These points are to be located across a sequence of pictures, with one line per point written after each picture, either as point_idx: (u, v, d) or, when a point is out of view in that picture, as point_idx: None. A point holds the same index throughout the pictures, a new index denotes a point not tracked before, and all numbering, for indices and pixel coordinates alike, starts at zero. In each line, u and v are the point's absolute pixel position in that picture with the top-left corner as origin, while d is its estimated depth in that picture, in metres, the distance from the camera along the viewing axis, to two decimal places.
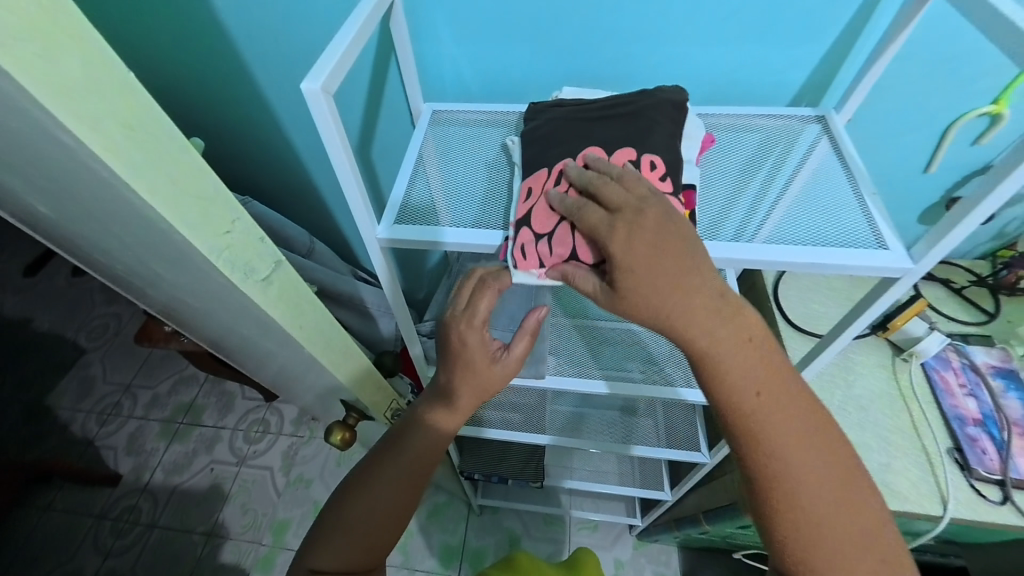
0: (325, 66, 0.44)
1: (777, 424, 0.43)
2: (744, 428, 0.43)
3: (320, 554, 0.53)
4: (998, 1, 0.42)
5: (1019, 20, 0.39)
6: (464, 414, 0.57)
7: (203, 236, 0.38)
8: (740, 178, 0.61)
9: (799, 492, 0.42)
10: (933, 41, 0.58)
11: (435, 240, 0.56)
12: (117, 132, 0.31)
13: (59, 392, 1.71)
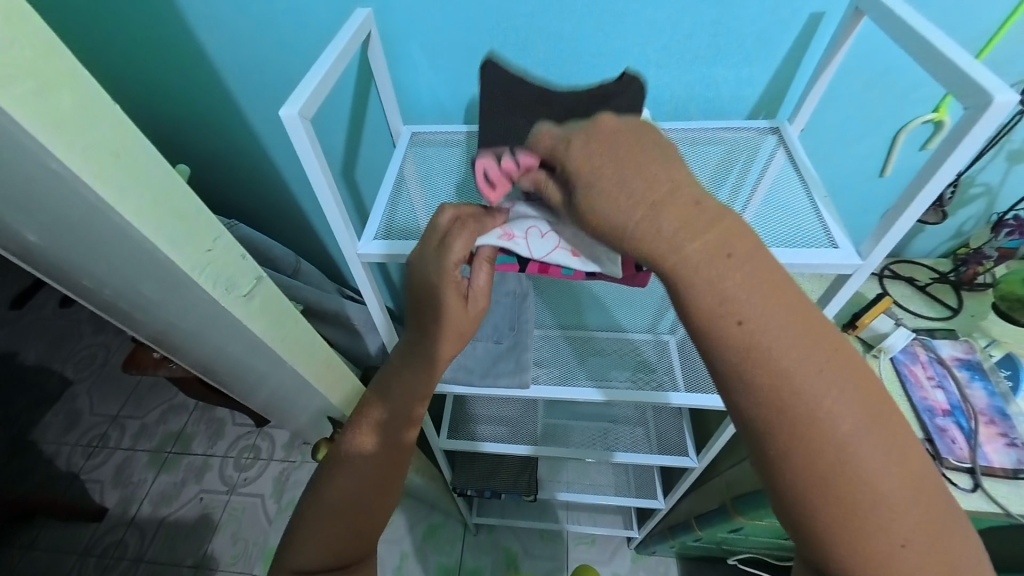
0: (304, 91, 0.43)
1: (819, 383, 0.33)
2: (753, 372, 0.34)
3: (302, 550, 0.50)
4: (915, 19, 0.46)
5: (931, 36, 0.43)
6: (443, 370, 0.55)
7: (188, 256, 0.38)
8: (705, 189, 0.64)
9: (812, 460, 0.33)
10: (872, 56, 0.62)
11: None
12: (103, 159, 0.30)
13: (44, 426, 1.68)
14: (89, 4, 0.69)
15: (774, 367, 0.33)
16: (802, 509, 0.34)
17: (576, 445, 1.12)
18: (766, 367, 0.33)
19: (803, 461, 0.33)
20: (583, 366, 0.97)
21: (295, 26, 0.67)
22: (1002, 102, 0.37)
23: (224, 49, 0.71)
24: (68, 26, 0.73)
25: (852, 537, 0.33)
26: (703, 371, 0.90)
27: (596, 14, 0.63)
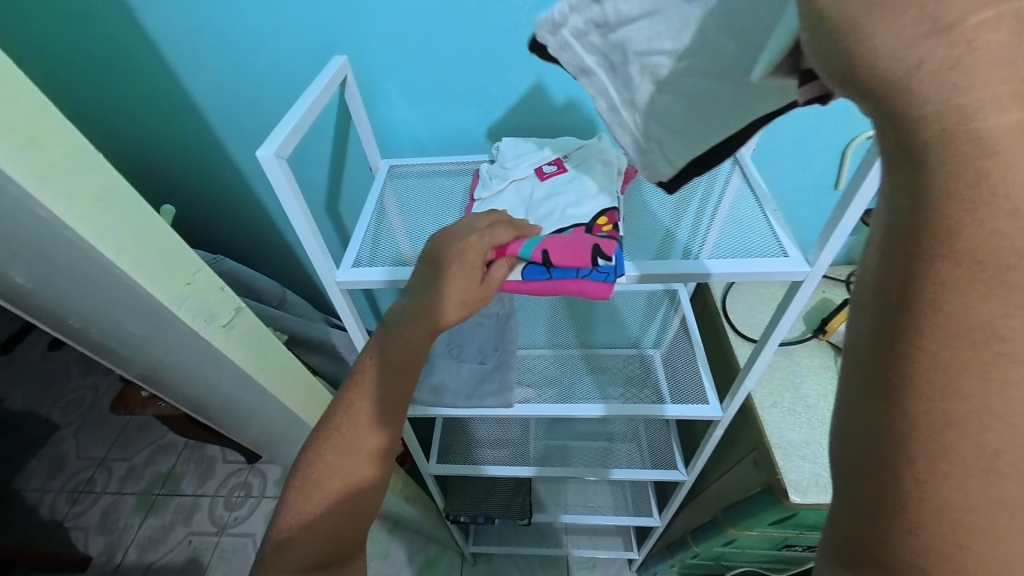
0: (281, 133, 0.47)
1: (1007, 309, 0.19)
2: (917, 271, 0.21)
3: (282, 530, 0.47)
4: None
5: None
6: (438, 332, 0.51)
7: (168, 290, 0.40)
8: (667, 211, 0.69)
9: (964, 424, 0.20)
10: None
11: None
12: (87, 202, 0.33)
13: (28, 473, 1.65)
14: (85, 60, 0.74)
15: (941, 289, 0.20)
16: (874, 494, 0.23)
17: (576, 463, 1.12)
18: (932, 284, 0.20)
19: (930, 450, 0.21)
20: (579, 382, 0.98)
21: (280, 73, 0.72)
22: None
23: (213, 96, 0.76)
24: (63, 79, 0.77)
25: (996, 553, 0.20)
26: (686, 382, 0.92)
27: None
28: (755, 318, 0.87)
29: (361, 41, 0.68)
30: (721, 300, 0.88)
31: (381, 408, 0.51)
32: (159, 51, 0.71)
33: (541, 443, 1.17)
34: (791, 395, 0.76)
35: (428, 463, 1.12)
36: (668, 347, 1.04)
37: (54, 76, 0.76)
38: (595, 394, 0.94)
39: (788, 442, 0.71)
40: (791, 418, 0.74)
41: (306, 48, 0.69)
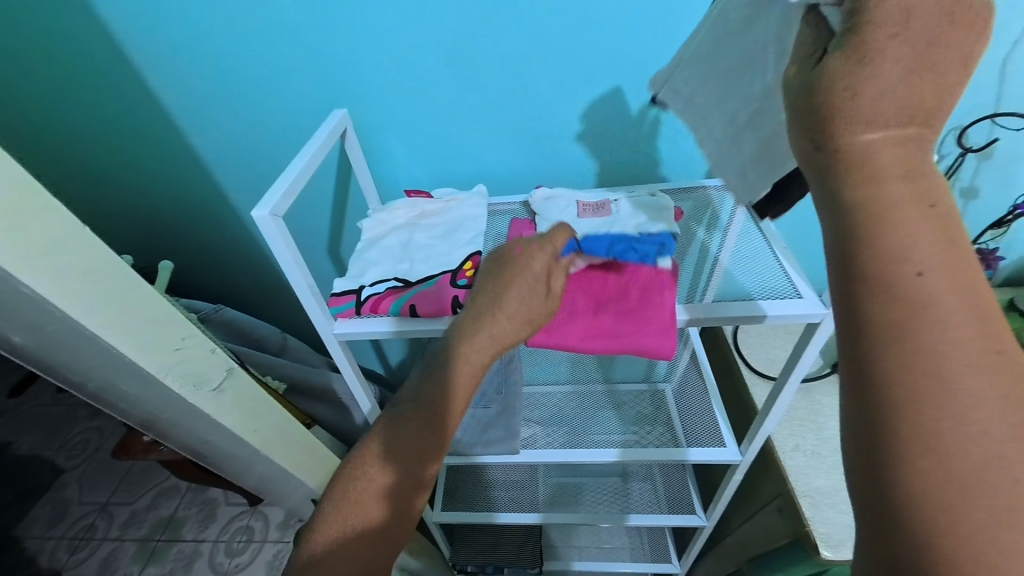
0: (277, 191, 0.47)
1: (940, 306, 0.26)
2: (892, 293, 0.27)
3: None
4: None
5: None
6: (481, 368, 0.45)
7: (153, 356, 0.39)
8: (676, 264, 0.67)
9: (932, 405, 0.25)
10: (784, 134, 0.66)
11: (441, 328, 0.54)
12: (71, 276, 0.32)
13: (30, 520, 1.60)
14: (94, 114, 0.76)
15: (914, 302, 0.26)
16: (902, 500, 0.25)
17: (585, 510, 1.09)
18: (905, 300, 0.26)
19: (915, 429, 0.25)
20: (585, 425, 0.96)
21: (283, 126, 0.73)
22: None
23: (216, 149, 0.77)
24: (73, 131, 0.79)
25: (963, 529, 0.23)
26: (700, 421, 0.88)
27: (554, 97, 0.68)
28: (768, 353, 0.83)
29: (360, 95, 0.70)
30: (733, 334, 0.85)
31: (402, 444, 0.42)
32: (166, 110, 0.73)
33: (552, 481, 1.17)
34: (813, 436, 0.72)
35: (432, 512, 1.07)
36: (679, 380, 1.02)
37: (70, 134, 0.79)
38: (606, 438, 0.91)
39: (813, 490, 0.67)
40: (816, 463, 0.70)
41: (307, 103, 0.70)
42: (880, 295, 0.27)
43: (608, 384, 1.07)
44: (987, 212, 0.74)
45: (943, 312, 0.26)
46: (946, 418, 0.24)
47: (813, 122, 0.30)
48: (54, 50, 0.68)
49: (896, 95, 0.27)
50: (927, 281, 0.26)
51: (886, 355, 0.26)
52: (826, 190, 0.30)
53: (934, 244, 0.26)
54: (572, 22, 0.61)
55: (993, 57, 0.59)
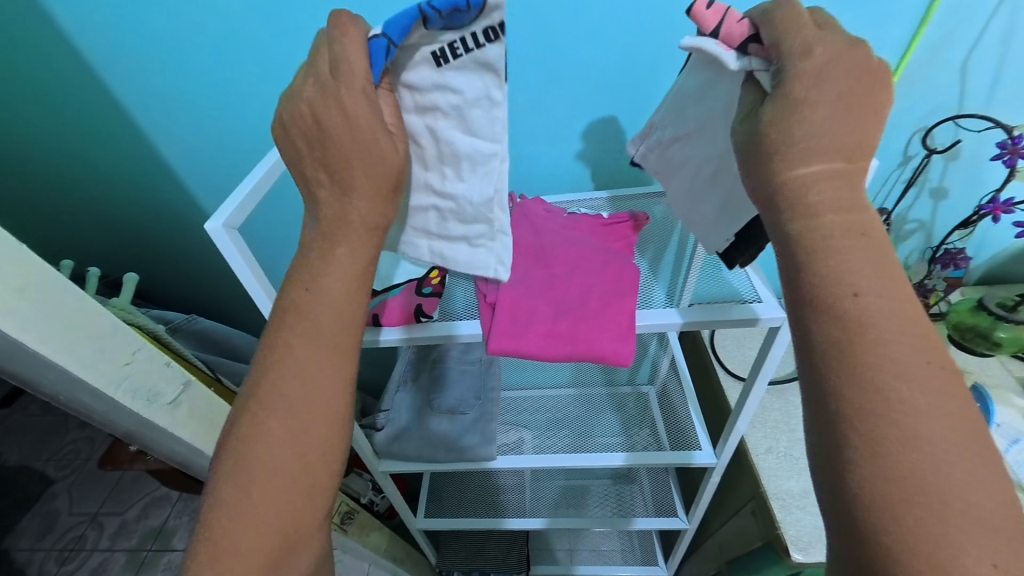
0: (232, 204, 0.47)
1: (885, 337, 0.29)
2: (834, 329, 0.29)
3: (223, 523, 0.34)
4: None
5: None
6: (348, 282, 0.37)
7: (100, 373, 0.39)
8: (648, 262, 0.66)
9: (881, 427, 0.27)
10: None
11: (449, 334, 0.54)
12: (9, 297, 0.32)
13: (19, 532, 1.57)
14: (60, 124, 0.75)
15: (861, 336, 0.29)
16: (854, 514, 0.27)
17: (592, 513, 1.08)
18: (852, 334, 0.29)
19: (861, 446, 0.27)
20: (589, 428, 0.97)
21: (250, 135, 0.73)
22: None
23: (184, 157, 0.77)
24: (39, 142, 0.78)
25: (909, 540, 0.25)
26: (679, 423, 0.88)
27: (518, 102, 0.68)
28: (744, 355, 0.84)
29: None
30: (709, 337, 0.85)
31: (304, 357, 0.36)
32: (132, 120, 0.73)
33: (559, 483, 1.15)
34: (787, 438, 0.72)
35: (415, 518, 1.06)
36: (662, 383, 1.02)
37: (37, 145, 0.78)
38: (610, 441, 0.93)
39: (785, 492, 0.66)
40: (788, 465, 0.70)
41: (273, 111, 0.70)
42: (822, 317, 0.30)
43: (613, 386, 1.07)
44: (955, 212, 0.75)
45: (884, 344, 0.28)
46: (891, 430, 0.27)
47: (760, 168, 0.32)
48: (17, 62, 0.68)
49: (824, 142, 0.30)
50: (859, 304, 0.29)
51: (834, 376, 0.29)
52: (772, 222, 0.33)
53: (873, 274, 0.30)
54: (532, 29, 0.61)
55: (952, 58, 0.60)
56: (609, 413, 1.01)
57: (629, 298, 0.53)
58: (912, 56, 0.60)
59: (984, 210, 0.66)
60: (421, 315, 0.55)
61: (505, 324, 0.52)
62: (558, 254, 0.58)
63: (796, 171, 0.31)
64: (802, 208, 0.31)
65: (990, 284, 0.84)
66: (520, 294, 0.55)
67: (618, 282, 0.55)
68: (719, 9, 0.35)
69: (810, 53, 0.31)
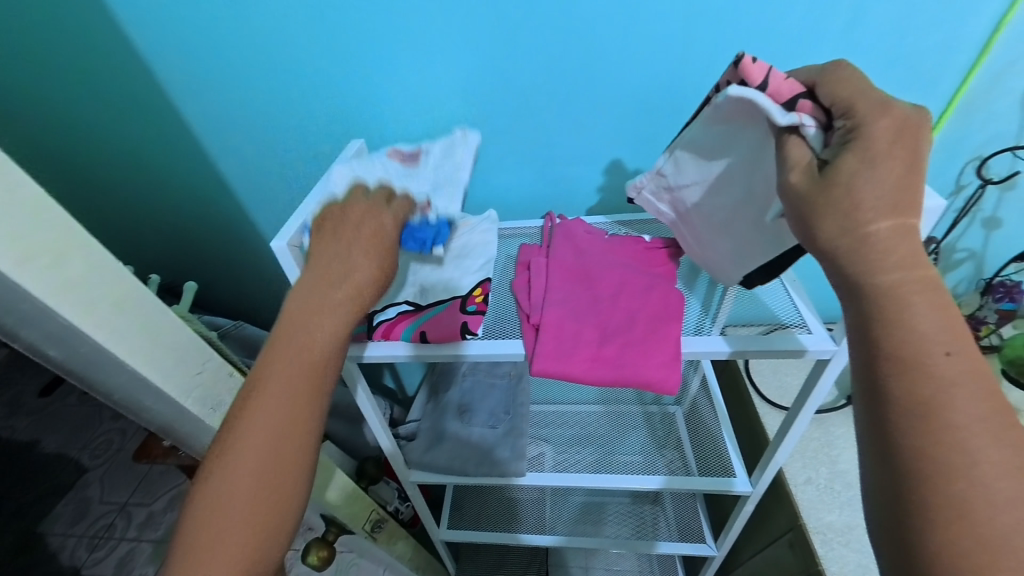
0: (294, 223, 0.50)
1: (970, 400, 0.29)
2: (915, 394, 0.30)
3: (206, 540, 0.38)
4: None
5: None
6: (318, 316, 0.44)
7: (175, 382, 0.41)
8: (687, 273, 0.65)
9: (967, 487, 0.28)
10: None
11: (458, 352, 0.56)
12: (104, 310, 0.35)
13: (53, 517, 1.60)
14: (124, 134, 0.79)
15: (938, 403, 0.30)
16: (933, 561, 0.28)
17: (609, 532, 1.05)
18: (927, 400, 0.30)
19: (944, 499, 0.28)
20: (608, 446, 0.95)
21: (306, 151, 0.77)
22: (932, 208, 0.37)
23: (236, 169, 0.81)
24: (102, 148, 0.82)
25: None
26: (710, 448, 0.86)
27: (563, 124, 0.70)
28: (781, 382, 0.83)
29: (378, 124, 0.73)
30: (744, 361, 0.84)
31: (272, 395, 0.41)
32: (190, 131, 0.77)
33: (579, 498, 1.12)
34: (826, 470, 0.71)
35: (438, 528, 1.06)
36: (691, 404, 1.00)
37: (105, 156, 0.83)
38: (633, 460, 0.91)
39: (825, 526, 0.66)
40: (829, 498, 0.69)
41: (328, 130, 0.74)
42: (903, 375, 0.31)
43: (631, 404, 1.06)
44: (1008, 244, 0.73)
45: (953, 393, 0.29)
46: (964, 479, 0.28)
47: (828, 211, 0.33)
48: (100, 82, 0.73)
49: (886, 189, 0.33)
50: (951, 360, 0.30)
51: (907, 423, 0.30)
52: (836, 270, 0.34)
53: (938, 326, 0.31)
54: (579, 55, 0.63)
55: (1012, 89, 0.59)
56: (634, 430, 0.99)
57: (676, 325, 0.53)
58: (969, 88, 0.59)
59: None
60: (466, 332, 0.56)
61: (551, 349, 0.53)
62: (603, 280, 0.59)
63: (867, 220, 0.32)
64: (863, 261, 0.32)
65: None
66: (566, 319, 0.55)
67: (664, 309, 0.55)
68: (764, 67, 0.38)
69: (886, 113, 0.34)
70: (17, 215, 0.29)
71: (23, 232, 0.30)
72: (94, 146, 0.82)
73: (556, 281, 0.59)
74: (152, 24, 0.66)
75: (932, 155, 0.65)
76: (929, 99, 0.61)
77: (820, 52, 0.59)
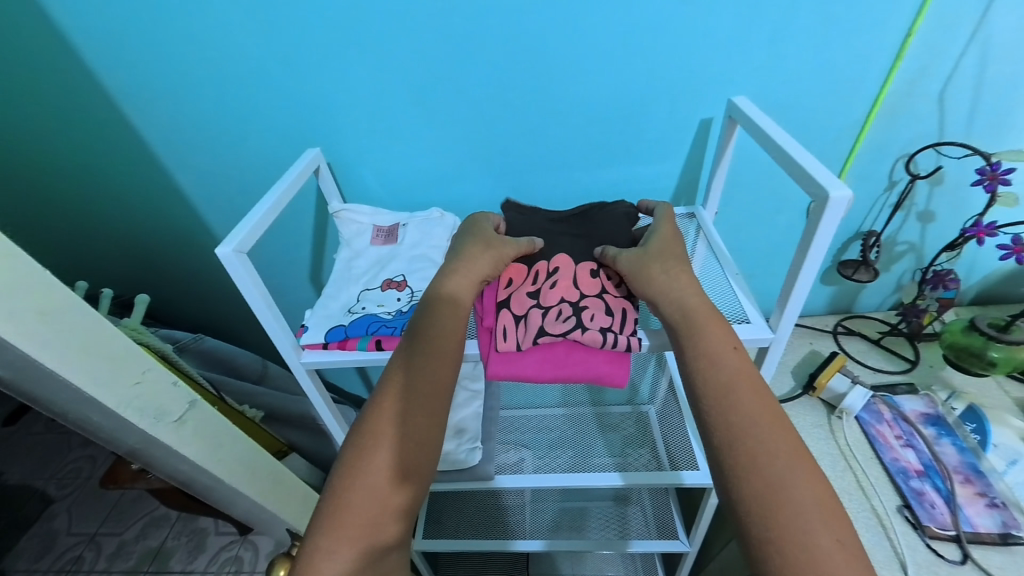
0: (241, 231, 0.50)
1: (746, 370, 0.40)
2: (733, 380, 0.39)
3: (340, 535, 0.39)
4: (789, 147, 0.46)
5: (795, 157, 0.45)
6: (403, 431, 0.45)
7: (110, 391, 0.41)
8: None
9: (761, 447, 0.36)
10: (747, 157, 0.68)
11: None
12: (30, 320, 0.35)
13: (17, 552, 1.52)
14: (78, 149, 0.79)
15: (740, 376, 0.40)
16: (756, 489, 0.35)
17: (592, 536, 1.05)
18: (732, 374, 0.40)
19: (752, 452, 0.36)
20: (581, 448, 0.95)
21: (265, 162, 0.78)
22: (836, 198, 0.40)
23: (196, 181, 0.81)
24: (56, 162, 0.81)
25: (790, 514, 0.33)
26: (678, 445, 0.87)
27: (517, 132, 0.72)
28: None
29: (335, 135, 0.74)
30: None
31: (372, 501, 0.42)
32: (147, 145, 0.77)
33: (558, 506, 1.13)
34: None
35: (415, 539, 1.05)
36: (661, 403, 1.02)
37: (62, 172, 0.83)
38: (605, 461, 0.90)
39: None
40: None
41: (287, 141, 0.75)
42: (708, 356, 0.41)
43: (600, 407, 1.08)
44: (943, 234, 0.77)
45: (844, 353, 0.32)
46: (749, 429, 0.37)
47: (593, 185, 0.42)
48: (55, 100, 0.74)
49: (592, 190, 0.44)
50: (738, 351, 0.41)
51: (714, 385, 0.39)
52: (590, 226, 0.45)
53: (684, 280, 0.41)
54: (526, 62, 0.66)
55: (929, 90, 0.63)
56: (605, 433, 1.00)
57: (622, 314, 0.54)
58: (889, 89, 0.63)
59: (969, 232, 0.66)
60: None
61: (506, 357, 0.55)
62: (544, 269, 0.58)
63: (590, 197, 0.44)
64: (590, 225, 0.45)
65: (985, 304, 0.84)
66: (517, 319, 0.56)
67: (607, 302, 0.55)
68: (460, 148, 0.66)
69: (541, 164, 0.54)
70: None
71: None
72: (48, 162, 0.82)
73: (508, 281, 0.59)
74: (107, 41, 0.67)
75: (864, 152, 0.69)
76: (857, 100, 0.64)
77: (752, 58, 0.63)
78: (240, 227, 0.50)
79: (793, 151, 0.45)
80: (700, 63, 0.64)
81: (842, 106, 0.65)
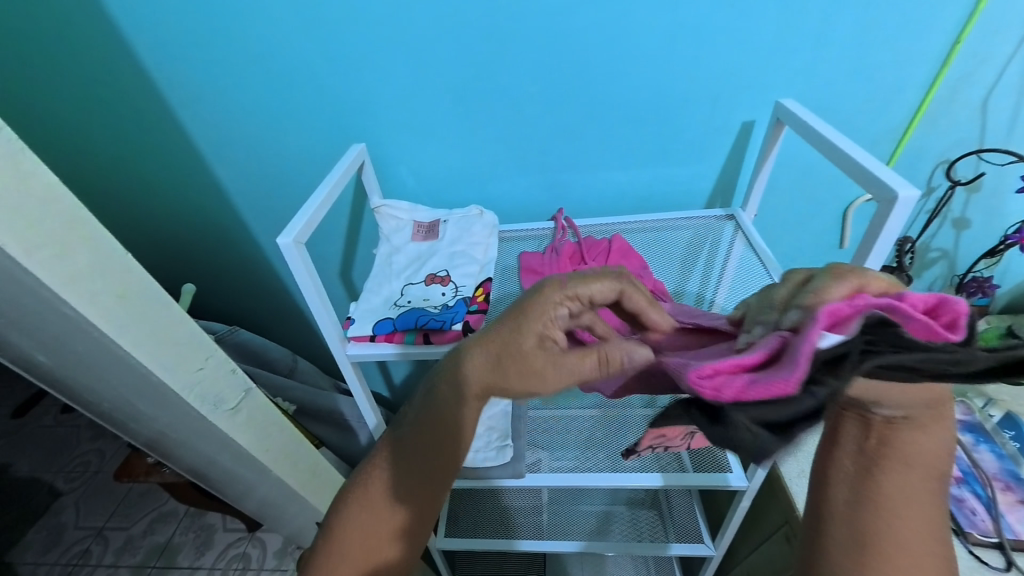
0: (298, 221, 0.51)
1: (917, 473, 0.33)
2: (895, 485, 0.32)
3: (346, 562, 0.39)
4: (848, 149, 0.47)
5: (856, 159, 0.45)
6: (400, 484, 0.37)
7: (177, 375, 0.41)
8: (682, 271, 0.71)
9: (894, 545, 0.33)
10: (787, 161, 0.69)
11: (452, 351, 0.57)
12: (110, 301, 0.35)
13: (24, 544, 1.51)
14: (119, 137, 0.80)
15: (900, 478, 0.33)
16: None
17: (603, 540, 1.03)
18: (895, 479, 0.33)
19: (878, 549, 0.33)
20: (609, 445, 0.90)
21: (304, 157, 0.78)
22: (904, 199, 0.40)
23: (234, 174, 0.81)
24: (98, 152, 0.83)
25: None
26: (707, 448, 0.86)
27: (558, 131, 0.73)
28: None
29: (376, 131, 0.75)
30: None
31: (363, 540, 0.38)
32: (188, 136, 0.78)
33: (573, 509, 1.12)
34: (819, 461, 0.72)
35: (434, 538, 1.05)
36: None
37: (102, 162, 0.84)
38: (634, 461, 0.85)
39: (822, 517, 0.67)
40: None
41: (326, 136, 0.76)
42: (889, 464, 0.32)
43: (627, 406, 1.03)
44: (979, 242, 0.77)
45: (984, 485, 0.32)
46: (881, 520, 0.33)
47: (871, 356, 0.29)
48: (102, 91, 0.75)
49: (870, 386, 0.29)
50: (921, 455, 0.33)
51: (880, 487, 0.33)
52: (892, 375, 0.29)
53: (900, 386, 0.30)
54: (572, 62, 0.66)
55: (973, 96, 0.63)
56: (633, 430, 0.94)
57: None
58: (935, 94, 0.63)
59: (1011, 239, 0.66)
60: (468, 331, 0.58)
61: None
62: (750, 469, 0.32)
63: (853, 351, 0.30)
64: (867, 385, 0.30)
65: (1017, 313, 0.84)
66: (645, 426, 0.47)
67: None
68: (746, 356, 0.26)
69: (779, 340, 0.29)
70: (27, 197, 0.30)
71: (38, 221, 0.31)
72: (88, 150, 0.83)
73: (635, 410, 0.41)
74: (157, 33, 0.68)
75: (906, 158, 0.69)
76: (900, 105, 0.65)
77: (796, 61, 0.63)
78: (298, 217, 0.51)
79: (853, 154, 0.46)
80: (745, 66, 0.64)
81: (886, 112, 0.65)
